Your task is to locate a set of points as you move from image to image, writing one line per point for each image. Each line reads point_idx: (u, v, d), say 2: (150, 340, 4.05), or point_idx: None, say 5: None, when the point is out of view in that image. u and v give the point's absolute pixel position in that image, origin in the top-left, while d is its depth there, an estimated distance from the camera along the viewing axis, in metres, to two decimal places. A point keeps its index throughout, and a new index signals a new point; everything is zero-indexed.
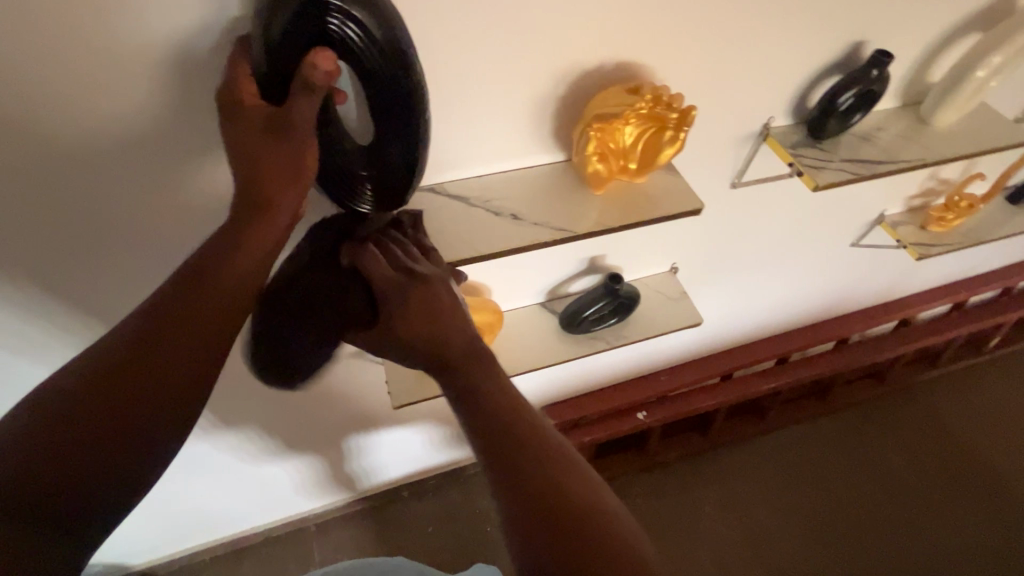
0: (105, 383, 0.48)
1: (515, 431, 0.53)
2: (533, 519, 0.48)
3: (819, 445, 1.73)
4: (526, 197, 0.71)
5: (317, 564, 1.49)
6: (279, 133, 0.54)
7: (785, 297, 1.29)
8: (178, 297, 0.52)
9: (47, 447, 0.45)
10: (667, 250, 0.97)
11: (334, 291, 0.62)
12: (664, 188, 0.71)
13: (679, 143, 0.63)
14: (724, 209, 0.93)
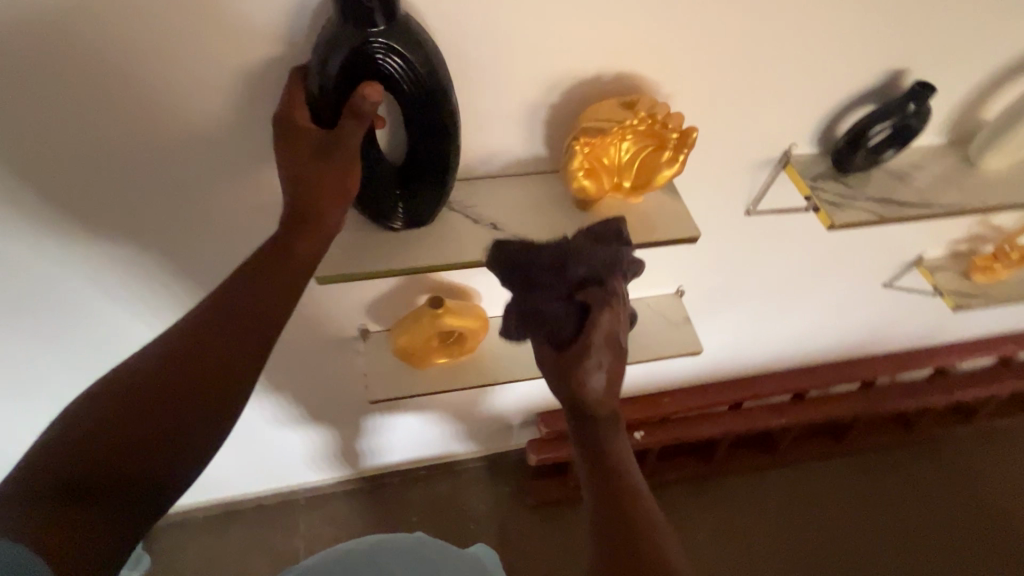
0: (156, 385, 0.53)
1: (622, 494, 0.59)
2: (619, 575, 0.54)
3: (833, 490, 1.63)
4: (512, 206, 0.66)
5: (300, 537, 1.51)
6: (327, 157, 0.56)
7: (803, 332, 1.21)
8: (221, 306, 0.56)
9: (121, 417, 0.52)
10: (673, 272, 0.92)
11: (548, 302, 0.63)
12: (662, 211, 0.67)
13: (679, 164, 0.58)
14: (738, 236, 0.87)
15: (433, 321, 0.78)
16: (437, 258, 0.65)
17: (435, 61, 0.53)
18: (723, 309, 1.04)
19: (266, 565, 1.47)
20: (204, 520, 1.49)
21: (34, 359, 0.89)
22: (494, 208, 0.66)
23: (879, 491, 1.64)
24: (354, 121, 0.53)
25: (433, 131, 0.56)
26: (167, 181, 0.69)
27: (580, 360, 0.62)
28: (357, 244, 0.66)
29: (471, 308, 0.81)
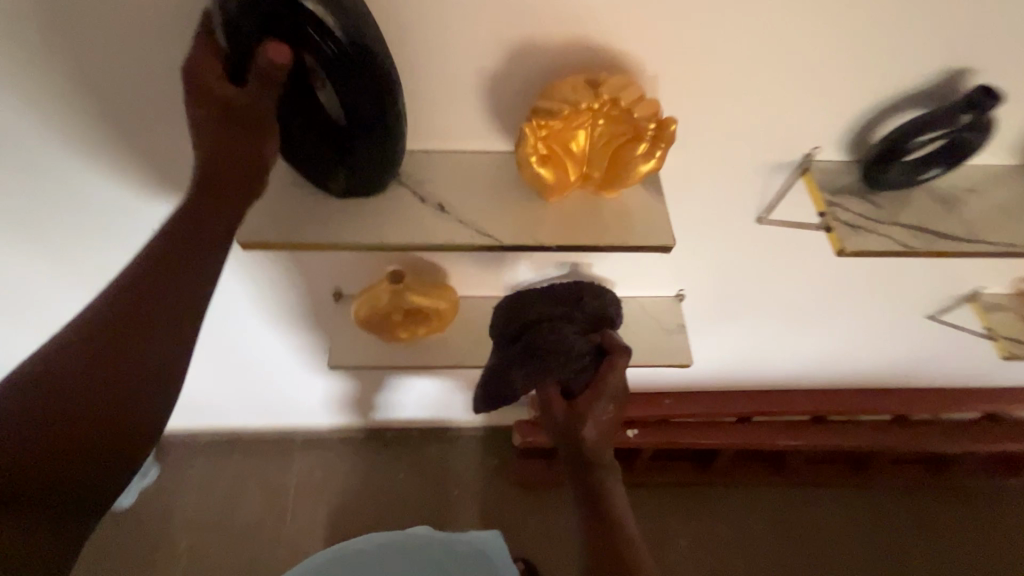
0: (83, 377, 0.47)
1: (622, 540, 0.60)
2: None
3: (838, 520, 1.53)
4: (465, 184, 0.56)
5: (294, 474, 1.58)
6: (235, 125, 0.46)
7: (826, 355, 1.09)
8: (137, 289, 0.48)
9: (49, 412, 0.46)
10: (672, 275, 0.83)
11: (564, 348, 0.67)
12: (641, 213, 0.56)
13: (657, 160, 0.50)
14: (750, 245, 0.76)
15: (397, 299, 0.75)
16: (380, 231, 0.54)
17: (363, 23, 0.42)
18: (727, 320, 0.93)
19: (257, 499, 1.55)
20: (206, 447, 1.58)
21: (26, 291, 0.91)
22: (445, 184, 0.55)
23: (891, 528, 1.53)
24: (263, 87, 0.44)
25: (365, 104, 0.46)
26: (123, 130, 0.65)
27: (594, 406, 0.65)
28: (294, 208, 0.55)
29: (438, 287, 0.78)
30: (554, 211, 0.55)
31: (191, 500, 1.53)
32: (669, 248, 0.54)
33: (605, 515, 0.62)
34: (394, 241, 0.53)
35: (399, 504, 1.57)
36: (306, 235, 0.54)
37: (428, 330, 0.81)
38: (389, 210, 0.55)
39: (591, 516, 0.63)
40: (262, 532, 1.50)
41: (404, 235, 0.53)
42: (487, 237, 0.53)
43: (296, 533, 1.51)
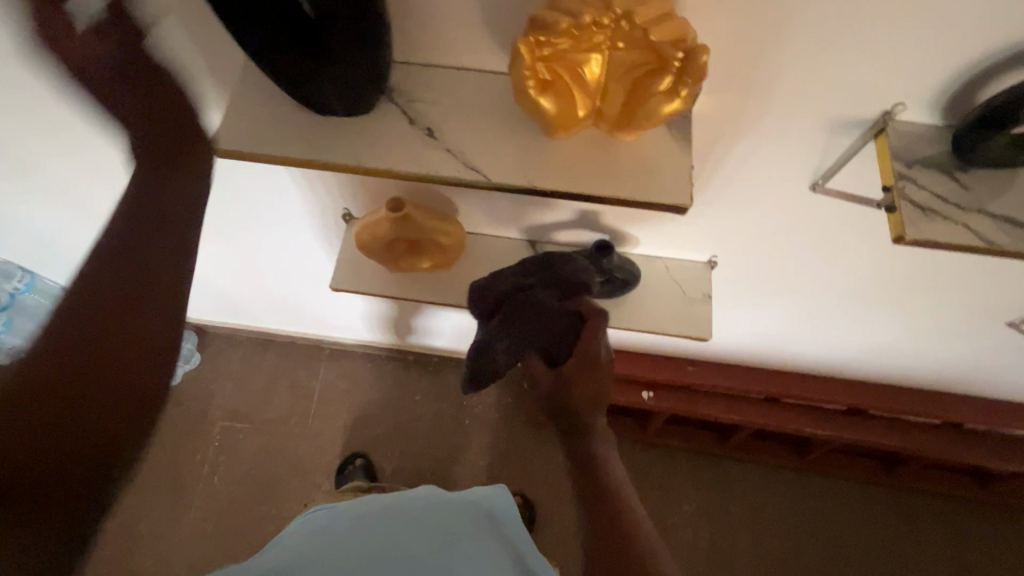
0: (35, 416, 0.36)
1: (615, 507, 0.57)
2: None
3: (855, 515, 1.46)
4: (461, 108, 0.49)
5: (320, 380, 1.66)
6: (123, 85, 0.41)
7: (874, 347, 0.97)
8: (87, 304, 0.40)
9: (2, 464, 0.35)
10: (703, 239, 0.74)
11: (539, 315, 0.62)
12: (659, 163, 0.47)
13: (683, 98, 0.41)
14: (798, 217, 0.66)
15: (402, 231, 0.71)
16: (362, 153, 0.49)
17: None
18: (764, 295, 0.84)
19: (286, 398, 1.65)
20: (246, 343, 1.68)
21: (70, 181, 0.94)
22: (439, 106, 0.49)
23: (912, 535, 1.45)
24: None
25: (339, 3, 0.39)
26: None
27: (579, 372, 0.60)
28: (275, 118, 0.50)
29: (447, 223, 0.73)
30: (557, 151, 0.48)
31: (229, 390, 1.66)
32: (684, 209, 0.46)
33: (601, 493, 0.58)
34: (376, 167, 0.48)
35: (412, 424, 1.64)
36: (289, 148, 0.49)
37: (432, 264, 0.79)
38: (375, 130, 0.49)
39: (587, 493, 0.59)
40: (288, 428, 1.62)
41: (387, 160, 0.48)
42: (475, 173, 0.47)
43: (317, 434, 1.61)
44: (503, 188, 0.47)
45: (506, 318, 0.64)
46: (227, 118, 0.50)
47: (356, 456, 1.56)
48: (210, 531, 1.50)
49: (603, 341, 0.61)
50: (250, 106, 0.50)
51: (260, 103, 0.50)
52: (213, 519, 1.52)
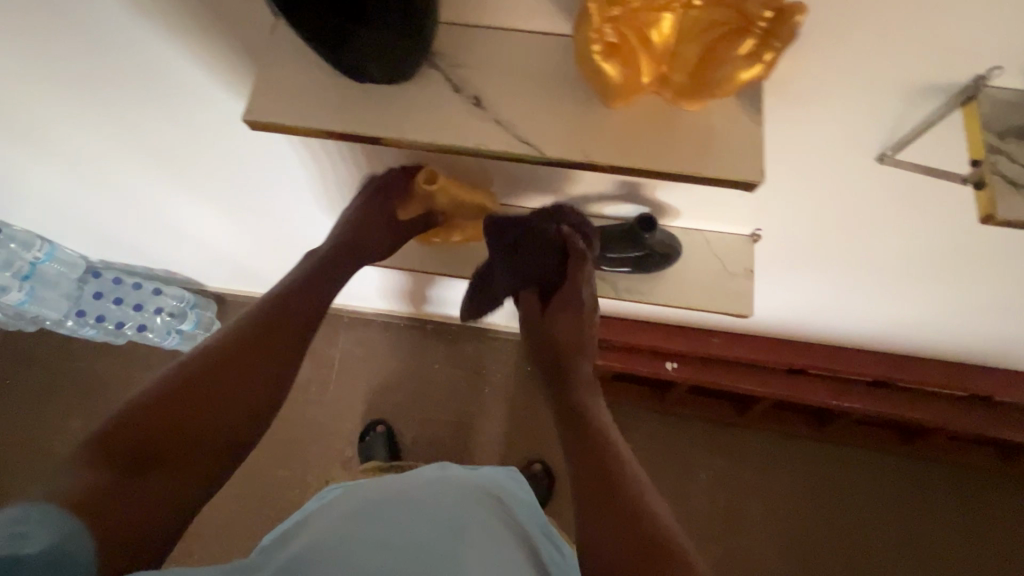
0: (173, 414, 0.59)
1: (605, 456, 0.60)
2: (611, 531, 0.54)
3: (871, 485, 1.47)
4: (509, 74, 0.45)
5: (339, 347, 1.67)
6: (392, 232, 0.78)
7: (912, 322, 0.94)
8: (229, 354, 0.65)
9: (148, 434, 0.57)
10: (750, 212, 0.70)
11: (537, 254, 0.70)
12: (726, 134, 0.43)
13: (761, 66, 0.37)
14: (857, 190, 0.62)
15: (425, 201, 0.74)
16: (405, 122, 0.45)
17: None
18: (805, 268, 0.81)
19: (306, 365, 1.66)
20: None
21: (84, 146, 0.91)
22: (486, 73, 0.45)
23: (928, 504, 1.45)
24: None
25: None
26: None
27: (566, 309, 0.73)
28: (309, 87, 0.46)
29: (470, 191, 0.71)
30: (615, 121, 0.44)
31: None
32: (753, 185, 0.42)
33: (584, 447, 0.62)
34: (423, 137, 0.45)
35: (431, 391, 1.64)
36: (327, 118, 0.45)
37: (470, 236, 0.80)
38: (416, 99, 0.45)
39: (580, 442, 0.63)
40: (308, 395, 1.63)
41: (430, 133, 0.45)
42: (526, 146, 0.43)
43: (337, 401, 1.63)
44: (557, 163, 0.43)
45: (506, 258, 0.71)
46: (258, 88, 0.46)
47: (377, 423, 1.58)
48: (236, 492, 1.54)
49: (587, 283, 0.72)
50: (282, 75, 0.47)
51: (293, 70, 0.46)
52: (237, 481, 1.55)
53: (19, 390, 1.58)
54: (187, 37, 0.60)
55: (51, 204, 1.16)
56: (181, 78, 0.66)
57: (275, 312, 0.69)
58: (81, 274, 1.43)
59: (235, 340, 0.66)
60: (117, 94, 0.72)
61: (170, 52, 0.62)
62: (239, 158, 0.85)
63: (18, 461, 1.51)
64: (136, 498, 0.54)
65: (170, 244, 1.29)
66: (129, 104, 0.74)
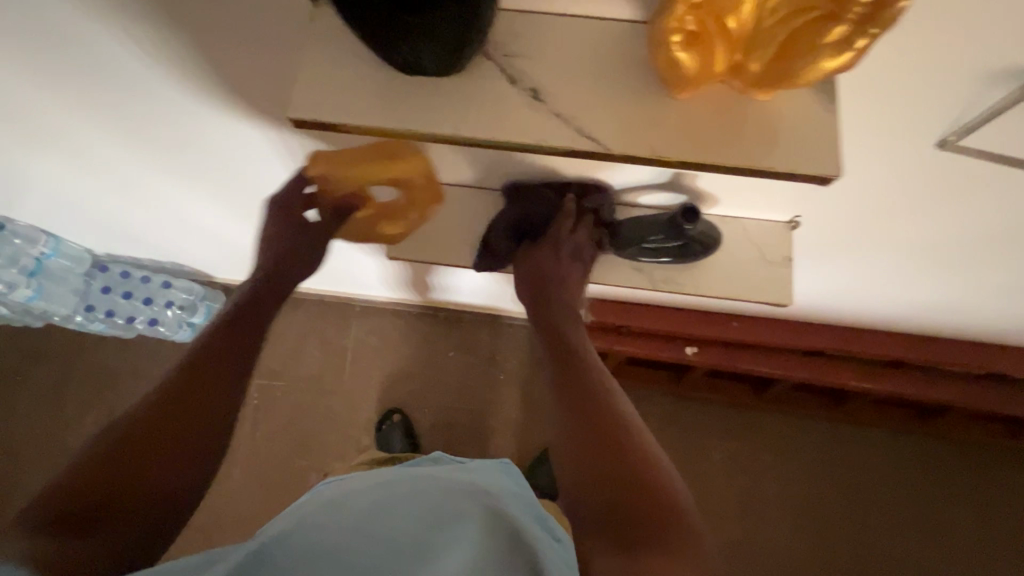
0: (123, 458, 0.55)
1: (580, 372, 0.64)
2: (583, 433, 0.58)
3: (886, 462, 1.49)
4: (569, 64, 0.43)
5: (351, 337, 1.65)
6: (313, 234, 0.79)
7: (943, 305, 0.93)
8: (180, 387, 0.61)
9: (96, 487, 0.53)
10: (793, 199, 0.68)
11: (537, 206, 0.74)
12: (800, 125, 0.42)
13: (850, 53, 0.34)
14: (909, 174, 0.60)
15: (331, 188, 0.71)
16: (462, 119, 0.43)
17: None
18: (841, 253, 0.79)
19: (319, 356, 1.64)
20: None
21: (89, 138, 0.87)
22: (546, 64, 0.43)
23: (941, 480, 1.47)
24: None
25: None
26: None
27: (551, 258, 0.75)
28: (359, 84, 0.44)
29: (375, 164, 0.67)
30: (685, 110, 0.42)
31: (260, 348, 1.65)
32: (828, 178, 0.41)
33: (564, 365, 0.65)
34: (483, 136, 0.43)
35: (446, 379, 1.64)
36: (376, 117, 0.44)
37: (417, 212, 0.78)
38: (475, 94, 0.43)
39: (559, 360, 0.66)
40: (322, 385, 1.62)
41: (490, 130, 0.43)
42: (591, 143, 0.42)
43: (352, 390, 1.62)
44: (623, 159, 0.42)
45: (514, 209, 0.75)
46: (303, 89, 0.44)
47: (393, 412, 1.58)
48: (254, 483, 1.55)
49: (577, 239, 0.75)
50: (330, 68, 0.44)
51: (337, 64, 0.44)
52: (256, 473, 1.55)
53: (29, 387, 1.56)
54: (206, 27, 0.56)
55: (56, 197, 1.12)
56: (196, 70, 0.63)
57: (239, 312, 0.69)
58: (88, 268, 1.41)
59: (202, 350, 0.64)
60: (126, 83, 0.68)
61: (186, 45, 0.59)
62: (256, 150, 0.81)
63: (34, 458, 1.50)
64: (98, 552, 0.51)
65: (179, 237, 1.26)
66: (139, 95, 0.70)
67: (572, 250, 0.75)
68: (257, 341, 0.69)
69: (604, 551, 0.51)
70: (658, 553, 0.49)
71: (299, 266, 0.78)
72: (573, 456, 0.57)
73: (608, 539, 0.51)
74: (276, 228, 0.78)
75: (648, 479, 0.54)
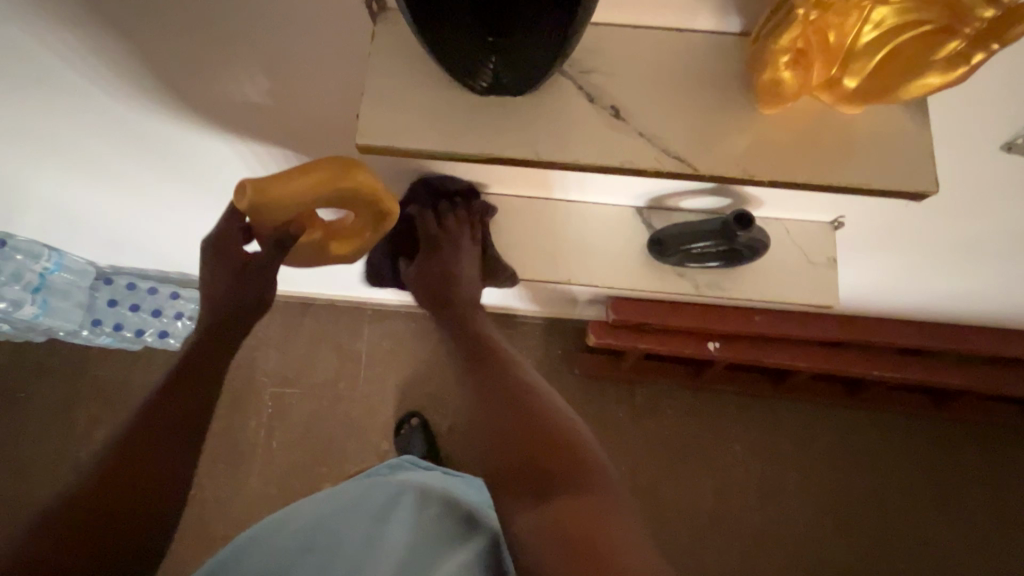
0: (93, 495, 0.54)
1: (511, 385, 0.66)
2: (515, 446, 0.59)
3: (901, 447, 1.51)
4: (655, 88, 0.48)
5: (365, 341, 1.63)
6: (252, 276, 0.70)
7: (970, 295, 0.94)
8: (148, 417, 0.60)
9: (68, 527, 0.52)
10: (842, 202, 0.67)
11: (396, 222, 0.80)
12: (870, 139, 0.48)
13: (943, 75, 0.41)
14: (964, 177, 0.60)
15: (266, 220, 0.64)
16: (552, 142, 0.48)
17: None
18: (881, 251, 0.79)
19: (332, 361, 1.62)
20: (286, 308, 1.64)
21: (102, 146, 0.82)
22: (622, 83, 0.48)
23: (955, 462, 1.50)
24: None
25: None
26: None
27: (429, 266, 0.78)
28: (444, 110, 0.50)
29: (319, 182, 0.64)
30: (768, 125, 0.48)
31: (271, 355, 1.62)
32: (907, 189, 0.47)
33: (489, 374, 0.68)
34: (571, 158, 0.48)
35: (462, 380, 1.62)
36: (460, 141, 0.49)
37: (370, 227, 0.74)
38: (558, 114, 0.49)
39: (487, 374, 0.68)
40: (337, 391, 1.60)
41: (582, 150, 0.48)
42: (680, 163, 0.48)
43: (368, 395, 1.61)
44: (709, 177, 0.48)
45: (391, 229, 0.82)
46: (390, 116, 0.50)
47: (412, 415, 1.57)
48: (273, 492, 1.53)
49: (455, 247, 0.77)
50: (421, 94, 0.50)
51: (424, 92, 0.50)
52: (275, 481, 1.54)
53: (32, 404, 1.50)
54: (250, 38, 0.54)
55: (59, 208, 1.06)
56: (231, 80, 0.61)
57: (201, 349, 0.67)
58: (92, 281, 1.37)
59: (161, 384, 0.63)
60: (162, 87, 0.65)
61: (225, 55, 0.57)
62: (286, 159, 0.79)
63: (42, 478, 1.44)
64: None
65: (189, 248, 1.21)
66: (177, 98, 0.67)
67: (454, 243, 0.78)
68: (219, 365, 0.67)
69: (525, 509, 0.55)
70: (566, 494, 0.55)
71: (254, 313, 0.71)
72: (503, 463, 0.59)
73: (527, 497, 0.56)
74: (214, 273, 0.70)
75: (584, 473, 0.57)
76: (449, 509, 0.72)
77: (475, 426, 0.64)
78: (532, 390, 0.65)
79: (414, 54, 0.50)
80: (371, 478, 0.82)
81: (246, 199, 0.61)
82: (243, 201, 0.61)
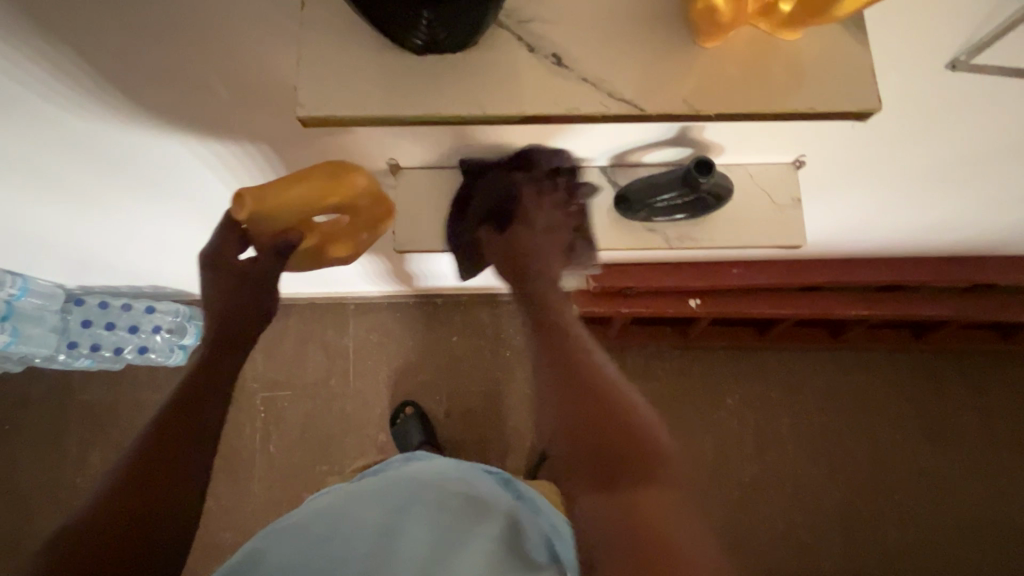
0: (138, 457, 0.55)
1: (582, 363, 0.57)
2: (582, 428, 0.52)
3: (889, 382, 1.55)
4: (595, 35, 0.48)
5: (351, 336, 1.62)
6: (253, 285, 0.68)
7: (936, 224, 0.96)
8: (185, 386, 0.60)
9: (116, 485, 0.53)
10: (798, 142, 0.68)
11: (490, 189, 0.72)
12: (810, 65, 0.49)
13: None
14: (912, 105, 0.61)
15: (267, 230, 0.66)
16: (496, 100, 0.48)
17: None
18: (844, 188, 0.80)
19: (321, 359, 1.61)
20: None
21: (53, 161, 0.79)
22: (563, 30, 0.48)
23: (939, 392, 1.54)
24: None
25: None
26: None
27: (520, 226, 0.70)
28: (386, 74, 0.49)
29: (316, 189, 0.65)
30: (708, 57, 0.48)
31: (258, 360, 1.61)
32: (852, 109, 0.48)
33: (554, 345, 0.59)
34: (518, 112, 0.48)
35: (453, 365, 1.62)
36: (406, 105, 0.48)
37: (368, 229, 0.74)
38: (500, 68, 0.48)
39: (554, 349, 0.59)
40: (328, 389, 1.60)
41: (528, 104, 0.48)
42: (627, 105, 0.48)
43: (360, 389, 1.60)
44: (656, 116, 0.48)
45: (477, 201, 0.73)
46: (331, 83, 0.49)
47: (406, 404, 1.57)
48: (276, 495, 1.53)
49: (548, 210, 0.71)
50: (360, 61, 0.49)
51: (361, 60, 0.49)
52: (276, 484, 1.54)
53: (22, 436, 1.47)
54: (178, 29, 0.53)
55: (15, 230, 1.03)
56: (166, 73, 0.59)
57: (215, 352, 0.64)
58: (62, 304, 1.33)
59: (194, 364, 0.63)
60: (95, 90, 0.63)
61: (159, 50, 0.56)
62: (239, 151, 0.77)
63: (40, 507, 1.43)
64: (138, 538, 0.51)
65: (157, 258, 1.18)
66: (113, 102, 0.65)
67: (546, 223, 0.71)
68: (246, 335, 0.67)
69: (587, 497, 0.48)
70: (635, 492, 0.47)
71: (261, 317, 0.69)
72: (567, 444, 0.52)
73: (589, 484, 0.49)
74: (213, 287, 0.67)
75: (653, 469, 0.49)
76: (462, 503, 0.71)
77: (540, 400, 0.56)
78: (607, 373, 0.56)
79: (348, 25, 0.49)
80: (387, 475, 0.79)
81: (244, 211, 0.63)
82: (241, 212, 0.63)
